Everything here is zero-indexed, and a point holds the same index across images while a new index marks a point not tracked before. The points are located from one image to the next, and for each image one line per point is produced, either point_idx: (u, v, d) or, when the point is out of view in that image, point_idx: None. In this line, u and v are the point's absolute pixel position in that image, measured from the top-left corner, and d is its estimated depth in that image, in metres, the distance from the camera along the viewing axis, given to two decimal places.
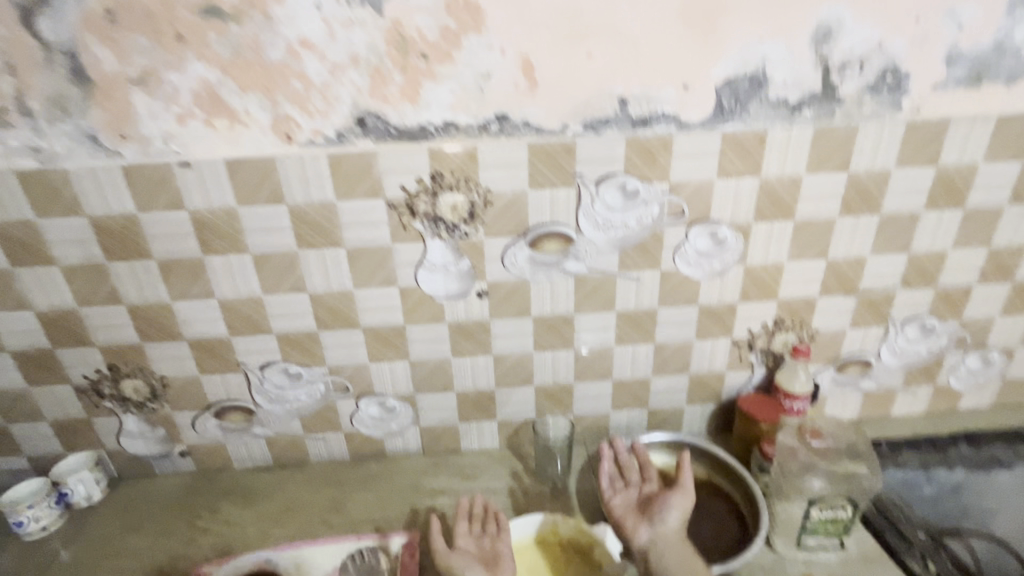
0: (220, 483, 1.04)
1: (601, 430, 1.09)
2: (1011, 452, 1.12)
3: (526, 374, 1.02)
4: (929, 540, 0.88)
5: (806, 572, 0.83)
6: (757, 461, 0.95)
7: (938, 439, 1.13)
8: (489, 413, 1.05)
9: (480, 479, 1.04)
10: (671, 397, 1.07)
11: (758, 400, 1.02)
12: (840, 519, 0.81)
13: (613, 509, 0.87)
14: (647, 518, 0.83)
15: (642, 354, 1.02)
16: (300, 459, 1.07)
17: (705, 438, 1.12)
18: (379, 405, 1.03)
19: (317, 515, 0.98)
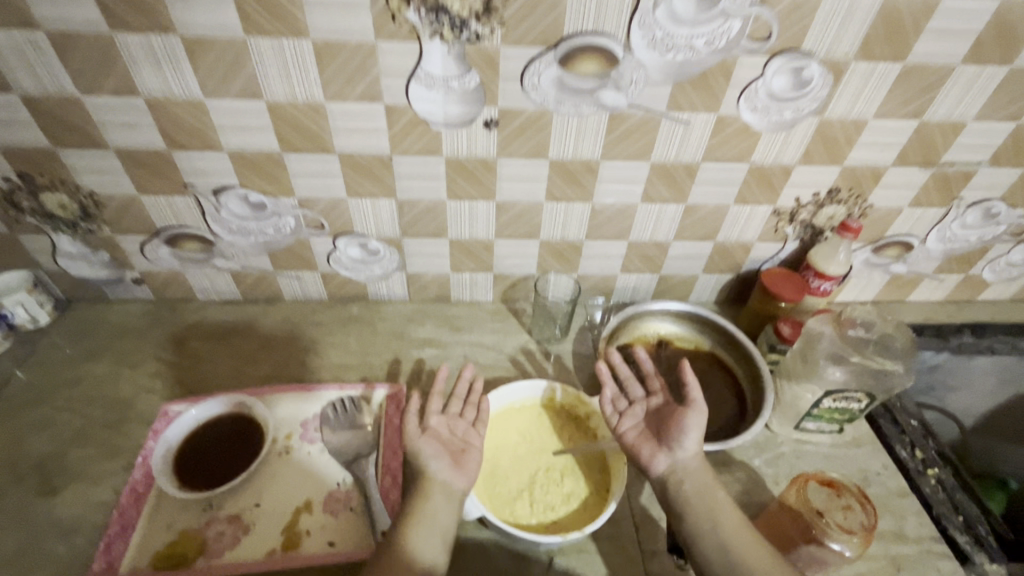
0: (184, 315, 0.95)
1: (604, 292, 1.00)
2: (1009, 345, 1.09)
3: (532, 226, 0.88)
4: (920, 429, 0.87)
5: (796, 450, 0.82)
6: (769, 339, 0.89)
7: (946, 327, 1.08)
8: (486, 265, 0.94)
9: (471, 331, 0.97)
10: (689, 264, 0.97)
11: (783, 278, 0.93)
12: (850, 409, 0.77)
13: (625, 436, 0.72)
14: (663, 442, 0.70)
15: (668, 214, 0.88)
16: (272, 295, 0.97)
17: (712, 307, 1.05)
18: (360, 247, 0.90)
19: (291, 356, 0.91)
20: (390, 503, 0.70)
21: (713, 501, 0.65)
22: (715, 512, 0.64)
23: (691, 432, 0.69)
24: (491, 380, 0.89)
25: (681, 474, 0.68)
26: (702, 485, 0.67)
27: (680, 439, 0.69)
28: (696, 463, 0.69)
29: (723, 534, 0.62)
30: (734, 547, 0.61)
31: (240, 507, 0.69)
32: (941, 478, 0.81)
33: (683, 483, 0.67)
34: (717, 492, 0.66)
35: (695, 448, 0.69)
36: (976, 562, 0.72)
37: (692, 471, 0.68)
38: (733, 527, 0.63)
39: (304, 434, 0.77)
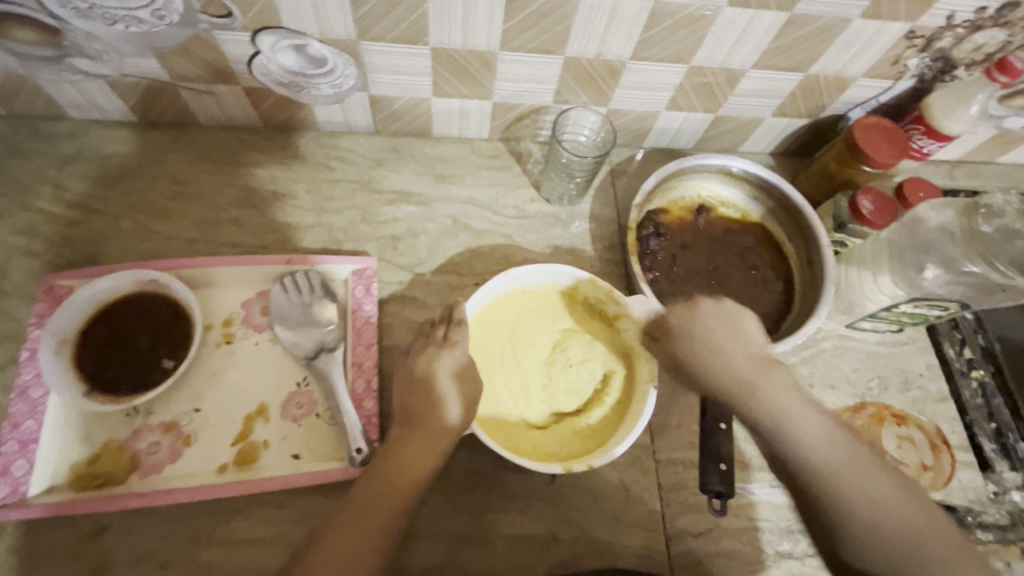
0: (57, 141, 0.68)
1: (636, 134, 0.76)
2: None
3: (557, 35, 0.59)
4: (974, 324, 0.76)
5: (839, 348, 0.71)
6: (837, 213, 0.69)
7: None
8: (483, 91, 0.67)
9: (460, 181, 0.74)
10: (758, 104, 0.71)
11: (885, 130, 0.68)
12: (923, 314, 0.66)
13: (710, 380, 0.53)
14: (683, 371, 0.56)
15: (759, 30, 0.59)
16: (181, 116, 0.69)
17: (765, 160, 0.82)
18: (296, 54, 0.60)
19: (218, 208, 0.68)
20: (365, 412, 0.58)
21: (796, 412, 0.47)
22: (797, 427, 0.47)
23: (711, 323, 0.54)
24: (486, 250, 0.70)
25: (738, 381, 0.50)
26: (770, 392, 0.48)
27: (701, 336, 0.53)
28: (745, 363, 0.50)
29: (816, 451, 0.46)
30: (834, 462, 0.45)
31: (176, 413, 0.56)
32: (981, 382, 0.73)
33: (739, 395, 0.49)
34: (791, 389, 0.49)
35: (731, 337, 0.52)
36: (995, 469, 0.68)
37: (746, 373, 0.50)
38: (829, 439, 0.46)
39: (249, 322, 0.61)
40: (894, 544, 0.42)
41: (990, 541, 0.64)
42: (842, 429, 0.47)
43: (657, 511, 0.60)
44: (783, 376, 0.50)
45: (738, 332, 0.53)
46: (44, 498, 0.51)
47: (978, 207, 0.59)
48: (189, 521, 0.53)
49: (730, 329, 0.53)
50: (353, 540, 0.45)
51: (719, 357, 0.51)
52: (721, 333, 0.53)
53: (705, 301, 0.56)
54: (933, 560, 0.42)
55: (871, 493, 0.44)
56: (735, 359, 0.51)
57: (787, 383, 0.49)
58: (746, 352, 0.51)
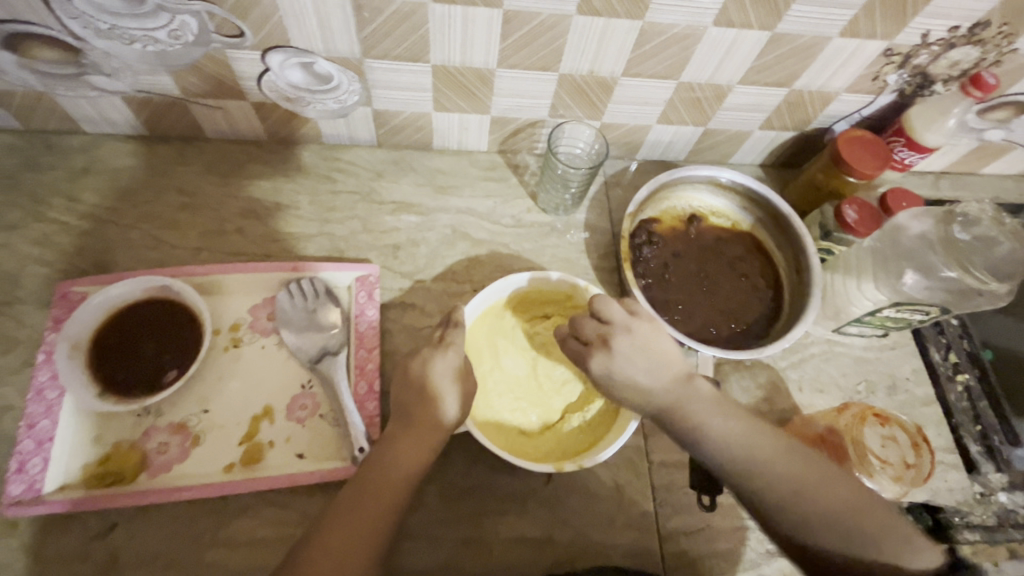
0: (72, 155, 0.71)
1: (628, 147, 0.79)
2: None
3: (551, 53, 0.62)
4: (959, 329, 0.78)
5: (826, 353, 0.73)
6: (823, 222, 0.73)
7: None
8: (481, 106, 0.70)
9: (458, 192, 0.77)
10: (745, 118, 0.74)
11: (868, 142, 0.71)
12: (907, 319, 0.68)
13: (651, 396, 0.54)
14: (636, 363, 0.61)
15: (744, 48, 0.62)
16: (191, 130, 0.72)
17: (754, 171, 0.85)
18: (303, 71, 0.63)
19: (226, 219, 0.70)
20: (368, 413, 0.60)
21: (709, 417, 0.51)
22: (711, 430, 0.50)
23: (615, 368, 0.52)
24: (483, 259, 0.72)
25: (660, 403, 0.52)
26: (689, 407, 0.51)
27: (619, 370, 0.52)
28: (664, 383, 0.52)
29: (733, 451, 0.50)
30: (741, 458, 0.49)
31: (184, 414, 0.58)
32: (967, 385, 0.75)
33: (675, 415, 0.51)
34: (709, 402, 0.52)
35: (646, 363, 0.52)
36: (981, 471, 0.69)
37: (668, 396, 0.52)
38: (739, 438, 0.50)
39: (256, 326, 0.63)
40: (819, 524, 0.46)
41: (977, 540, 0.65)
42: (752, 425, 0.51)
43: (650, 512, 0.61)
44: (701, 391, 0.52)
45: (651, 352, 0.52)
46: (58, 495, 0.53)
47: (954, 216, 0.62)
48: (197, 519, 0.54)
49: (646, 353, 0.52)
50: (344, 533, 0.47)
51: (643, 386, 0.52)
52: (637, 360, 0.52)
53: (621, 322, 0.53)
54: (858, 536, 0.46)
55: (787, 477, 0.48)
56: (657, 382, 0.52)
57: (699, 398, 0.51)
58: (665, 377, 0.52)
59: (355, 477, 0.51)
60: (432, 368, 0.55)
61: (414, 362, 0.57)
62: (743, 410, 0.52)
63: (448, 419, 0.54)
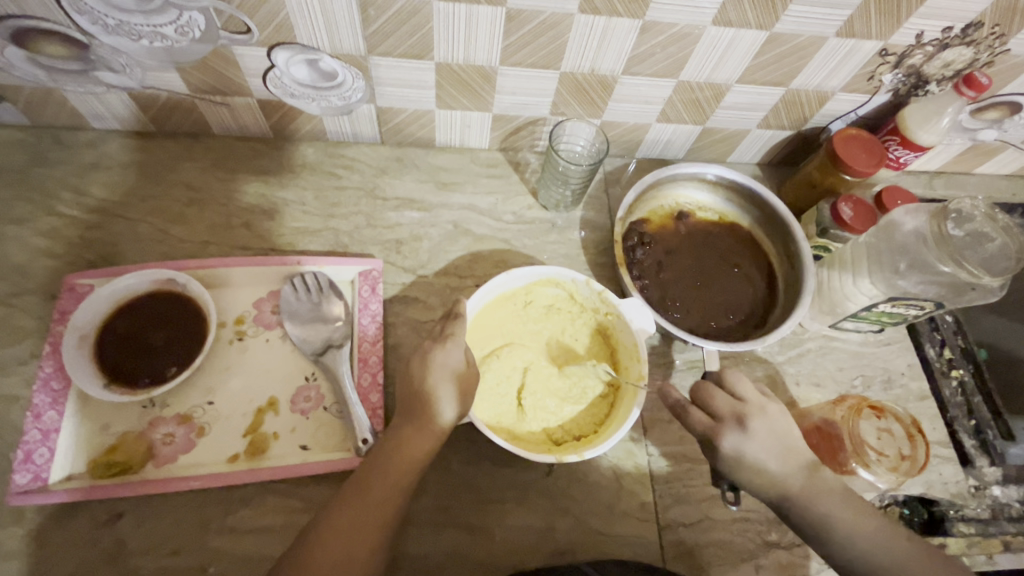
0: (79, 150, 0.71)
1: (628, 145, 0.80)
2: None
3: (553, 51, 0.63)
4: (953, 325, 0.79)
5: (823, 348, 0.74)
6: (820, 219, 0.74)
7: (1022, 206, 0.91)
8: (483, 103, 0.71)
9: (460, 189, 0.78)
10: (744, 117, 0.75)
11: (863, 141, 0.72)
12: (902, 314, 0.69)
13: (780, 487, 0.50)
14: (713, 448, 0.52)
15: (742, 47, 0.63)
16: (196, 126, 0.73)
17: (752, 169, 0.86)
18: (308, 68, 0.64)
19: (231, 214, 0.71)
20: (371, 405, 0.60)
21: (813, 492, 0.50)
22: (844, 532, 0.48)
23: (757, 440, 0.50)
24: (485, 254, 0.73)
25: (788, 490, 0.50)
26: (814, 501, 0.49)
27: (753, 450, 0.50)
28: (796, 474, 0.50)
29: (868, 557, 0.48)
30: (887, 563, 0.47)
31: (189, 406, 0.58)
32: (961, 381, 0.76)
33: (792, 505, 0.50)
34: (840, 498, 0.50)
35: (779, 452, 0.50)
36: (975, 465, 0.71)
37: (789, 488, 0.50)
38: (873, 538, 0.48)
39: (260, 320, 0.64)
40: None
41: (972, 533, 0.67)
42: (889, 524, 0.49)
43: (650, 502, 0.62)
44: (830, 482, 0.51)
45: (783, 449, 0.50)
46: (64, 484, 0.53)
47: (948, 212, 0.63)
48: (200, 510, 0.55)
49: (780, 438, 0.50)
50: (351, 522, 0.48)
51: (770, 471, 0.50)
52: (776, 445, 0.50)
53: (759, 410, 0.51)
54: None
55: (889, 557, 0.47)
56: (784, 469, 0.50)
57: (832, 488, 0.50)
58: (798, 465, 0.50)
59: (358, 469, 0.52)
60: (431, 364, 0.55)
61: (416, 354, 0.57)
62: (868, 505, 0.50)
63: (445, 416, 0.54)
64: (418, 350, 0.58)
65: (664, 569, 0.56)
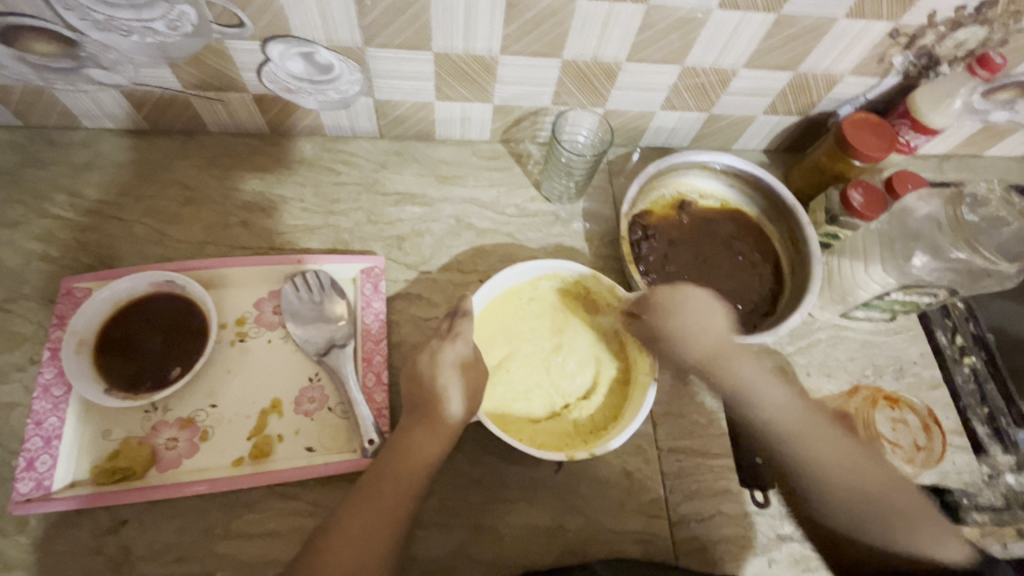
0: (73, 150, 0.70)
1: (632, 133, 0.79)
2: None
3: (555, 38, 0.61)
4: (965, 312, 0.78)
5: (833, 337, 0.73)
6: (829, 206, 0.72)
7: None
8: (483, 94, 0.69)
9: (462, 182, 0.76)
10: (750, 102, 0.74)
11: (873, 125, 0.70)
12: (914, 302, 0.68)
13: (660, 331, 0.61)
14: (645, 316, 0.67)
15: (750, 30, 0.62)
16: (191, 123, 0.72)
17: (758, 157, 0.85)
18: (303, 61, 0.62)
19: (228, 212, 0.70)
20: (376, 405, 0.59)
21: (733, 355, 0.60)
22: (770, 398, 0.57)
23: (679, 304, 0.61)
24: (489, 249, 0.72)
25: (701, 353, 0.60)
26: (732, 364, 0.59)
27: (668, 311, 0.61)
28: (708, 341, 0.60)
29: (784, 420, 0.56)
30: (786, 423, 0.56)
31: (192, 410, 0.57)
32: (974, 368, 0.75)
33: (709, 363, 0.60)
34: (770, 381, 0.59)
35: (700, 314, 0.61)
36: (989, 453, 0.70)
37: (707, 349, 0.60)
38: (785, 408, 0.57)
39: (261, 320, 0.63)
40: (853, 502, 0.53)
41: (987, 522, 0.65)
42: (812, 408, 0.57)
43: (661, 497, 0.61)
44: (751, 367, 0.60)
45: (679, 313, 0.61)
46: (68, 492, 0.52)
47: (963, 197, 0.61)
48: (206, 514, 0.54)
49: (701, 308, 0.61)
50: (362, 524, 0.47)
51: (688, 334, 0.60)
52: (695, 318, 0.61)
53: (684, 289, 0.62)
54: (859, 466, 0.53)
55: (803, 423, 0.55)
56: (704, 336, 0.60)
57: (747, 362, 0.60)
58: (715, 335, 0.60)
59: (367, 470, 0.51)
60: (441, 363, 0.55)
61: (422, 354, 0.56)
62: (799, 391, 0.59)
63: (454, 416, 0.53)
64: (426, 349, 0.57)
65: (676, 565, 0.55)
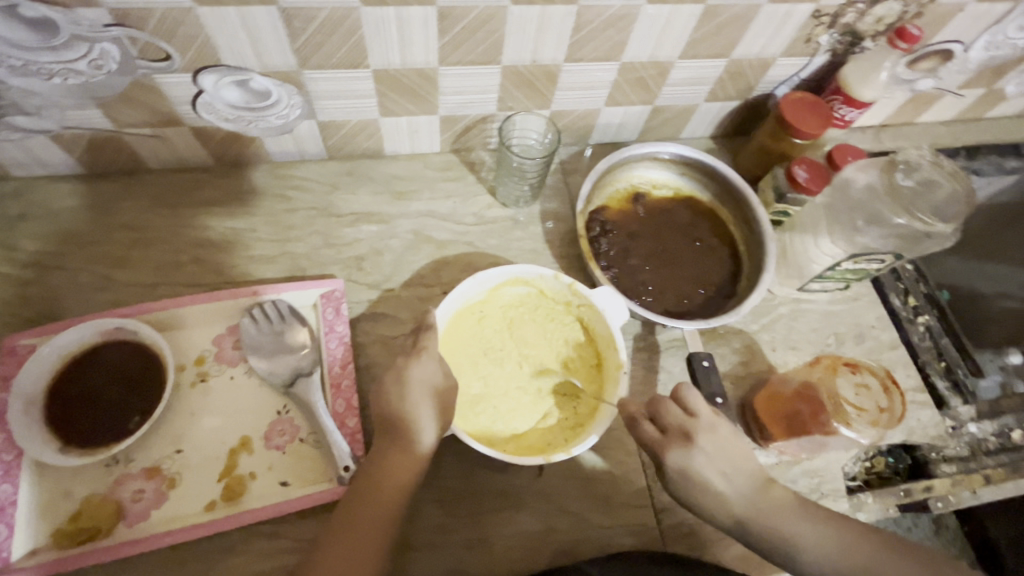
0: (5, 202, 0.67)
1: (581, 131, 0.79)
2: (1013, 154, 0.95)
3: (492, 45, 0.62)
4: (913, 272, 0.82)
5: (794, 311, 0.75)
6: (777, 185, 0.74)
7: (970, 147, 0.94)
8: (427, 106, 0.69)
9: (417, 196, 0.75)
10: (690, 91, 0.75)
11: (808, 103, 0.73)
12: (864, 269, 0.70)
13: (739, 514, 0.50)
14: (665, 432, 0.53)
15: (680, 22, 0.63)
16: (130, 163, 0.69)
17: (706, 143, 0.87)
18: (239, 89, 0.61)
19: (178, 250, 0.68)
20: (349, 431, 0.58)
21: (758, 503, 0.50)
22: (806, 548, 0.49)
23: (696, 467, 0.50)
24: (451, 260, 0.72)
25: (739, 514, 0.50)
26: (771, 520, 0.50)
27: (699, 477, 0.50)
28: (745, 494, 0.51)
29: (838, 566, 0.48)
30: (846, 570, 0.48)
31: (156, 458, 0.55)
32: (928, 326, 0.78)
33: (750, 528, 0.50)
34: (795, 513, 0.50)
35: (725, 472, 0.50)
36: (950, 406, 0.73)
37: (750, 508, 0.50)
38: (837, 548, 0.48)
39: (222, 357, 0.61)
40: None
41: (954, 472, 0.69)
42: (847, 536, 0.49)
43: (644, 488, 0.62)
44: (784, 500, 0.51)
45: (726, 467, 0.51)
46: (30, 560, 0.50)
47: (896, 164, 0.65)
48: (181, 565, 0.52)
49: (727, 458, 0.51)
50: (340, 555, 0.46)
51: (721, 492, 0.50)
52: (718, 460, 0.51)
53: (702, 434, 0.51)
54: None
55: (846, 558, 0.48)
56: (733, 488, 0.50)
57: (781, 505, 0.50)
58: (747, 485, 0.51)
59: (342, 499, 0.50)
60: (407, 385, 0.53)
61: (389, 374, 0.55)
62: (820, 510, 0.51)
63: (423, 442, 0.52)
64: (392, 367, 0.55)
65: (666, 555, 0.56)
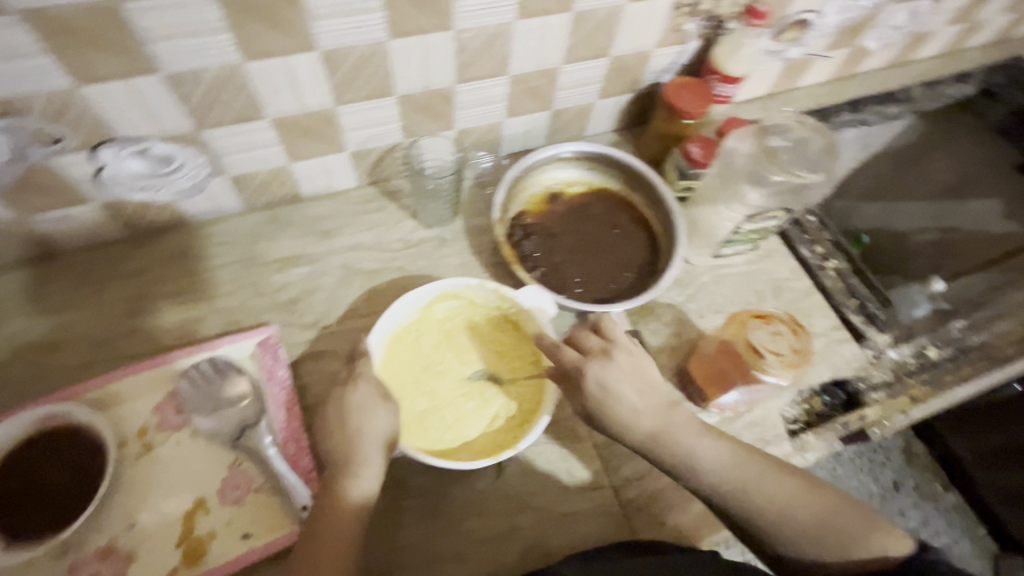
0: None
1: (490, 144, 0.83)
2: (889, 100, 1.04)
3: (381, 78, 0.65)
4: (817, 223, 0.88)
5: (714, 277, 0.80)
6: (677, 164, 0.80)
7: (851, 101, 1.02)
8: (334, 145, 0.71)
9: (342, 233, 0.77)
10: (582, 91, 0.80)
11: (690, 87, 0.78)
12: (767, 227, 0.75)
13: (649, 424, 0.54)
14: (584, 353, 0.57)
15: (554, 31, 0.68)
16: (44, 249, 0.69)
17: (611, 137, 0.92)
18: (140, 158, 0.62)
19: (107, 326, 0.67)
20: (303, 471, 0.59)
21: (666, 419, 0.55)
22: (701, 461, 0.53)
23: (611, 380, 0.54)
24: (383, 287, 0.74)
25: (646, 429, 0.54)
26: (673, 435, 0.54)
27: (616, 393, 0.54)
28: (654, 411, 0.55)
29: (723, 477, 0.52)
30: (732, 480, 0.52)
31: (109, 537, 0.55)
32: (838, 270, 0.84)
33: (655, 444, 0.54)
34: (694, 428, 0.55)
35: (639, 392, 0.55)
36: (869, 337, 0.78)
37: (656, 422, 0.54)
38: (727, 463, 0.53)
39: (165, 425, 0.61)
40: (797, 540, 0.50)
41: (883, 397, 0.75)
42: (740, 455, 0.53)
43: (601, 469, 0.65)
44: (686, 419, 0.56)
45: (642, 381, 0.55)
46: None
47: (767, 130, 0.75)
48: None
49: (640, 380, 0.56)
50: None
51: (634, 407, 0.54)
52: (632, 378, 0.55)
53: (620, 354, 0.56)
54: (795, 503, 0.51)
55: (737, 471, 0.52)
56: (643, 404, 0.55)
57: (684, 423, 0.55)
58: (657, 404, 0.55)
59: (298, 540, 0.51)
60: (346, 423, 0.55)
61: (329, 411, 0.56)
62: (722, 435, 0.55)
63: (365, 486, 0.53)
64: (332, 401, 0.57)
65: (631, 542, 0.58)
